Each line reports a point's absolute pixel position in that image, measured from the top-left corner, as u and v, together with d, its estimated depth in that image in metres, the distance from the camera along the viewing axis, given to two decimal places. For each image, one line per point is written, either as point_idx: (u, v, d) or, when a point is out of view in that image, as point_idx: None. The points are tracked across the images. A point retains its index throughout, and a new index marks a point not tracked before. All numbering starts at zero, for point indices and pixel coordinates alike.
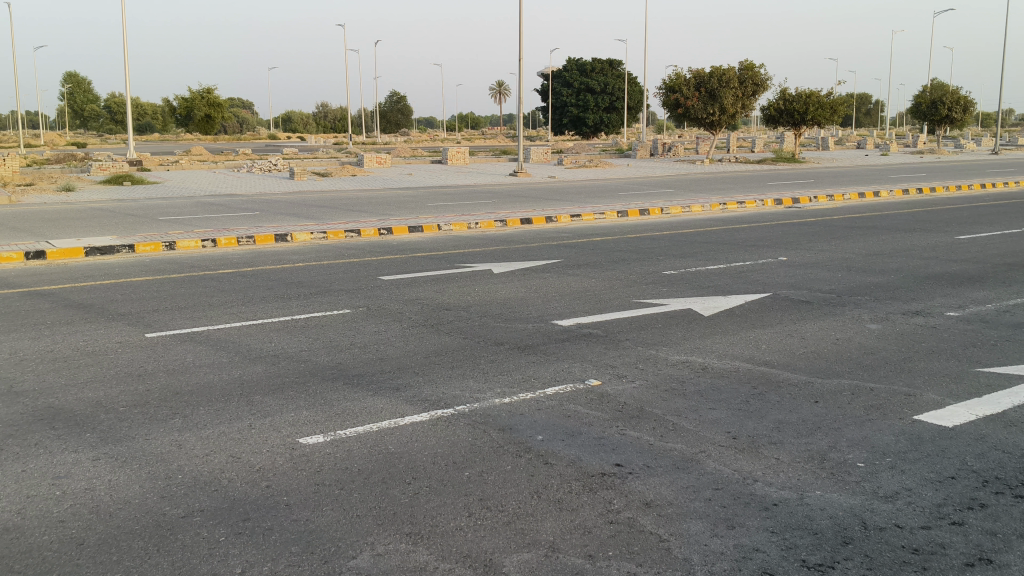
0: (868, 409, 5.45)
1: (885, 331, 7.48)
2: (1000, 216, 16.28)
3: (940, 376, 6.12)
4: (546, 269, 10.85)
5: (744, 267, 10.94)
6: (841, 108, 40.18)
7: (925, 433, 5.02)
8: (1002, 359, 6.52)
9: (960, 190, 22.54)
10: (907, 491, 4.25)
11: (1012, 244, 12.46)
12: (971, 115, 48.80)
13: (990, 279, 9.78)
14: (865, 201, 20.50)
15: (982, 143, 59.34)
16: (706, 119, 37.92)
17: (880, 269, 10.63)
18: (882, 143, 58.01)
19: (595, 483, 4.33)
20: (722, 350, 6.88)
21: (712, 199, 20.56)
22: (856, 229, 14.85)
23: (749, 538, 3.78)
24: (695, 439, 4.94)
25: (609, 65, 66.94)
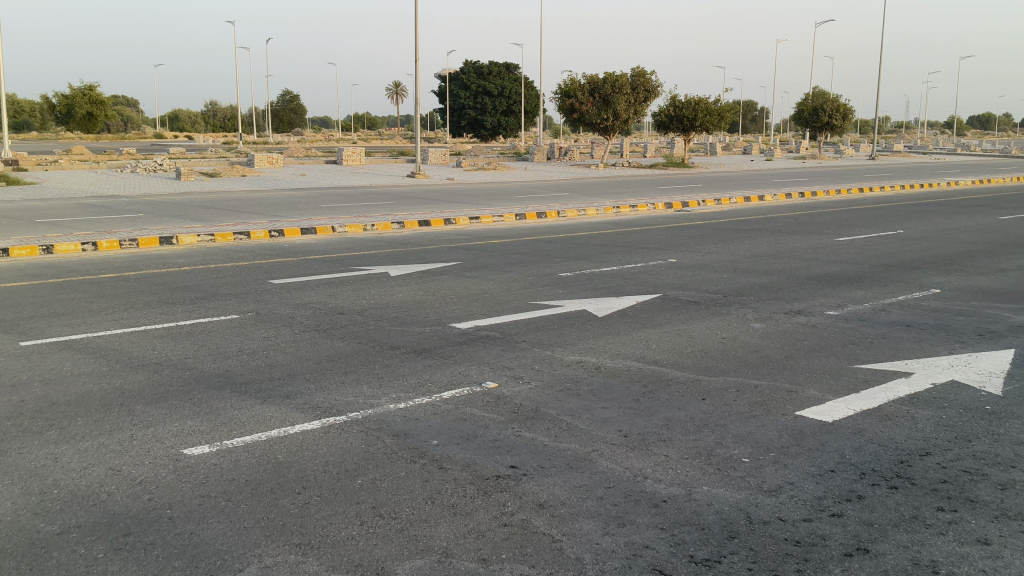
0: (753, 406, 5.61)
1: (769, 329, 7.74)
2: (875, 220, 17.06)
3: (820, 373, 6.36)
4: (442, 271, 10.81)
5: (636, 268, 11.14)
6: (728, 115, 41.51)
7: (807, 428, 5.21)
8: (878, 356, 6.83)
9: (839, 194, 23.59)
10: (790, 485, 4.39)
11: (886, 246, 13.09)
12: (849, 122, 51.12)
13: (866, 279, 10.25)
14: (752, 205, 21.19)
15: (859, 149, 62.31)
16: (601, 124, 38.51)
17: (765, 270, 11.00)
18: (767, 149, 60.18)
19: (489, 487, 4.32)
20: (615, 349, 6.98)
21: (606, 202, 20.92)
22: (742, 231, 15.35)
23: (639, 536, 3.83)
24: (588, 439, 4.99)
25: (505, 68, 67.44)
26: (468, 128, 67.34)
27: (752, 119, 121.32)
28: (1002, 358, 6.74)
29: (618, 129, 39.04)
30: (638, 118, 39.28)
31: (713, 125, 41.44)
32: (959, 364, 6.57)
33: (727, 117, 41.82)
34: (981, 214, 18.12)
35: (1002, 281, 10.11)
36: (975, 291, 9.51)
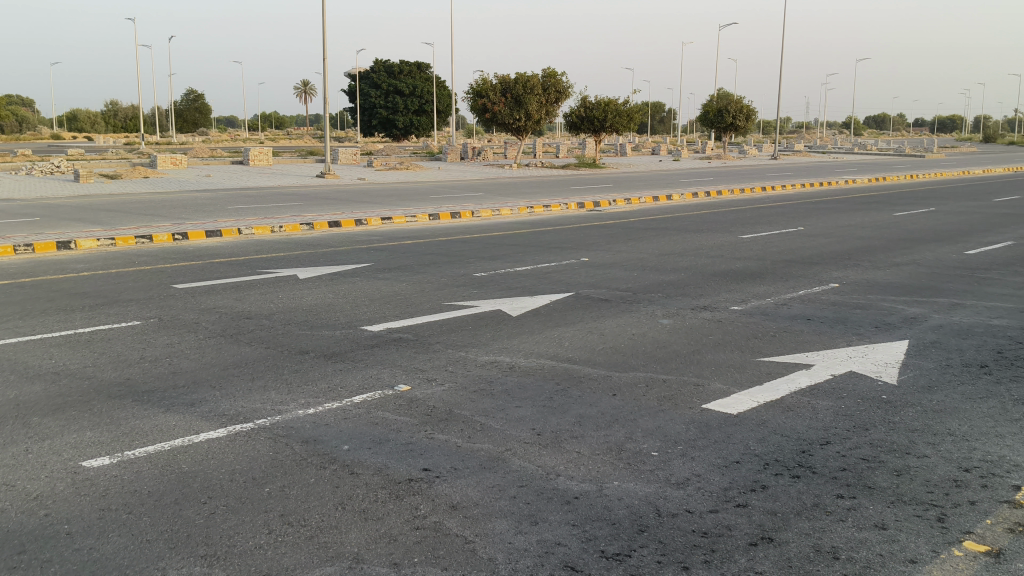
0: (662, 400, 5.71)
1: (677, 325, 7.90)
2: (778, 218, 17.57)
3: (726, 366, 6.52)
4: (353, 273, 10.68)
5: (548, 268, 11.22)
6: (637, 115, 42.20)
7: (713, 420, 5.33)
8: (780, 349, 7.03)
9: (744, 194, 24.24)
10: (697, 477, 4.48)
11: (788, 243, 13.52)
12: (753, 123, 52.57)
13: (769, 275, 10.56)
14: (661, 204, 21.56)
15: (763, 150, 64.12)
16: (513, 124, 38.67)
17: (673, 267, 11.22)
18: (675, 150, 61.40)
19: (401, 490, 4.29)
20: (528, 349, 7.01)
21: (519, 202, 21.02)
22: (652, 230, 15.62)
23: (551, 534, 3.86)
24: (501, 438, 5.00)
25: (416, 68, 67.11)
26: (380, 128, 66.77)
27: (660, 120, 123.55)
28: (896, 349, 7.03)
29: (530, 129, 39.26)
30: (549, 119, 39.60)
31: (623, 125, 42.06)
32: (856, 355, 6.82)
33: (636, 117, 42.50)
34: (877, 211, 18.83)
35: (896, 275, 10.53)
36: (871, 284, 9.88)
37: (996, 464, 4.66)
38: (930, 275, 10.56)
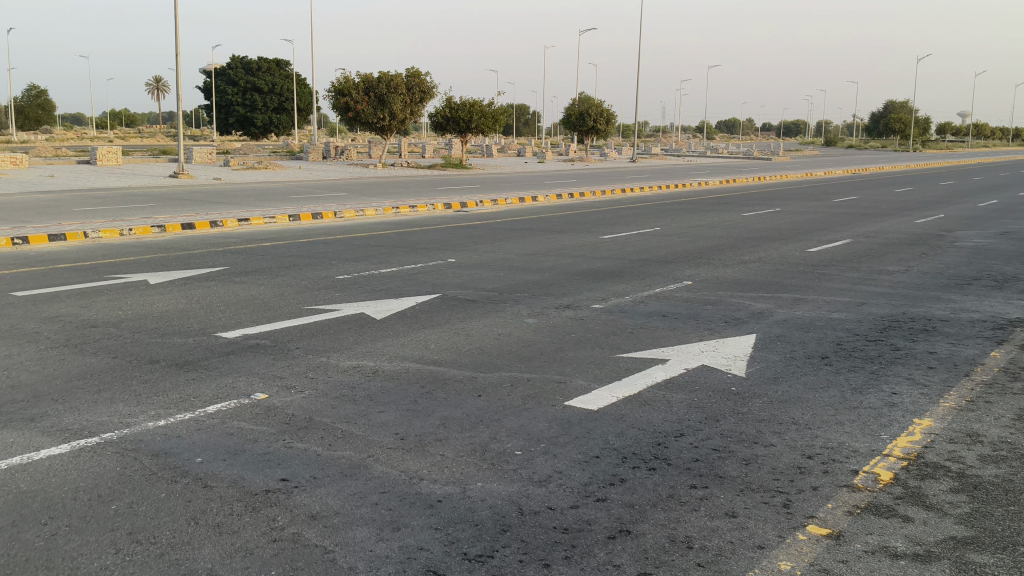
0: (525, 399, 5.78)
1: (541, 324, 8.01)
2: (636, 218, 18.08)
3: (588, 363, 6.65)
4: (209, 277, 10.30)
5: (413, 269, 11.16)
6: (501, 117, 42.57)
7: (575, 417, 5.43)
8: (638, 345, 7.24)
9: (605, 195, 24.84)
10: (558, 474, 4.55)
11: (647, 242, 13.93)
12: (613, 126, 53.95)
13: (629, 274, 10.84)
14: (525, 205, 21.83)
15: (624, 152, 65.90)
16: (377, 124, 38.29)
17: (537, 267, 11.38)
18: (540, 151, 62.32)
19: (258, 502, 4.16)
20: (391, 352, 6.95)
21: (383, 203, 20.81)
22: (516, 231, 15.78)
23: (413, 538, 3.83)
24: (363, 444, 4.93)
25: (276, 65, 65.52)
26: (238, 127, 64.74)
27: (525, 121, 125.04)
28: (746, 342, 7.36)
29: (394, 129, 38.99)
30: (414, 119, 39.44)
31: (488, 127, 42.33)
32: (709, 349, 7.10)
33: (500, 119, 42.89)
34: (728, 212, 19.64)
35: (746, 272, 11.03)
36: (723, 281, 10.31)
37: (836, 450, 4.94)
38: (776, 272, 11.11)
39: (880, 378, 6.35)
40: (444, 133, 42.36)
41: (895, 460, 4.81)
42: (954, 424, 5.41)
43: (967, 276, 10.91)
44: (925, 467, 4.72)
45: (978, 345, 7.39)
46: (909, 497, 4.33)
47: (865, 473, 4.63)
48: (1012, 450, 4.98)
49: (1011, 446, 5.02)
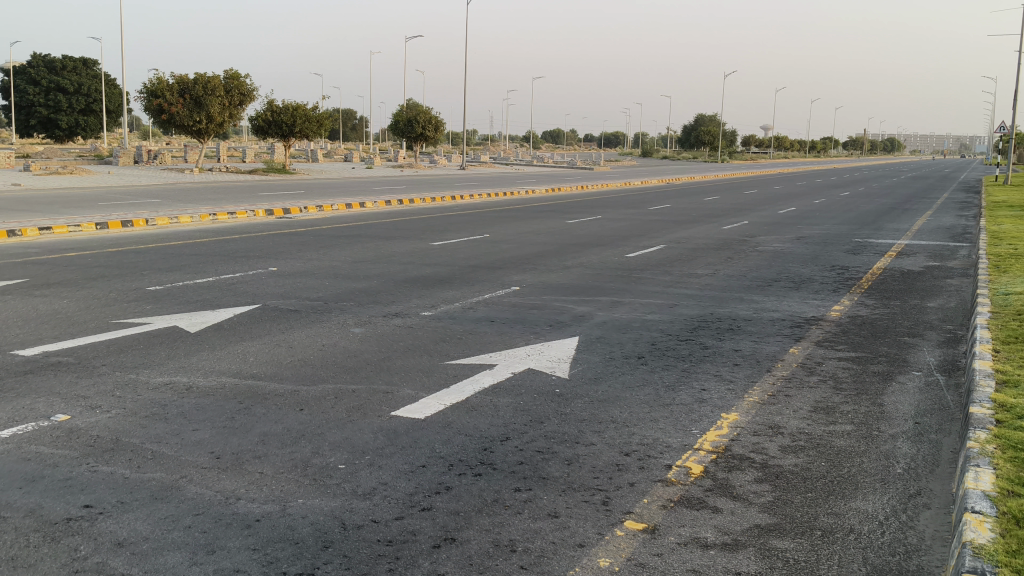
0: (350, 410, 5.68)
1: (367, 333, 7.91)
2: (464, 225, 18.24)
3: (414, 372, 6.62)
4: (5, 291, 9.51)
5: (233, 279, 10.77)
6: (326, 122, 41.91)
7: (401, 426, 5.39)
8: (465, 351, 7.28)
9: (433, 202, 24.91)
10: (383, 485, 4.50)
11: (475, 249, 14.06)
12: (440, 133, 54.19)
13: (456, 280, 10.91)
14: (352, 211, 21.55)
15: (453, 160, 66.32)
16: (194, 126, 36.72)
17: (363, 275, 11.25)
18: (368, 157, 61.75)
19: (57, 532, 3.87)
20: (209, 366, 6.66)
21: (201, 210, 20.00)
22: (342, 238, 15.53)
23: (231, 561, 3.68)
24: (175, 465, 4.69)
25: (83, 64, 61.67)
26: (40, 129, 60.35)
27: (351, 127, 123.57)
28: (569, 345, 7.56)
29: (212, 132, 37.56)
30: (233, 122, 38.15)
31: (312, 132, 41.53)
32: (534, 353, 7.24)
33: (324, 124, 42.17)
34: (553, 218, 20.16)
35: (570, 277, 11.34)
36: (548, 286, 10.55)
37: (651, 447, 5.14)
38: (598, 276, 11.49)
39: (691, 376, 6.69)
40: (265, 136, 41.16)
41: (706, 454, 5.06)
42: (757, 417, 5.77)
43: (768, 279, 11.69)
44: (733, 459, 5.00)
45: (780, 342, 7.93)
46: (718, 489, 4.58)
47: (678, 467, 4.85)
48: (809, 440, 5.36)
49: (808, 436, 5.41)
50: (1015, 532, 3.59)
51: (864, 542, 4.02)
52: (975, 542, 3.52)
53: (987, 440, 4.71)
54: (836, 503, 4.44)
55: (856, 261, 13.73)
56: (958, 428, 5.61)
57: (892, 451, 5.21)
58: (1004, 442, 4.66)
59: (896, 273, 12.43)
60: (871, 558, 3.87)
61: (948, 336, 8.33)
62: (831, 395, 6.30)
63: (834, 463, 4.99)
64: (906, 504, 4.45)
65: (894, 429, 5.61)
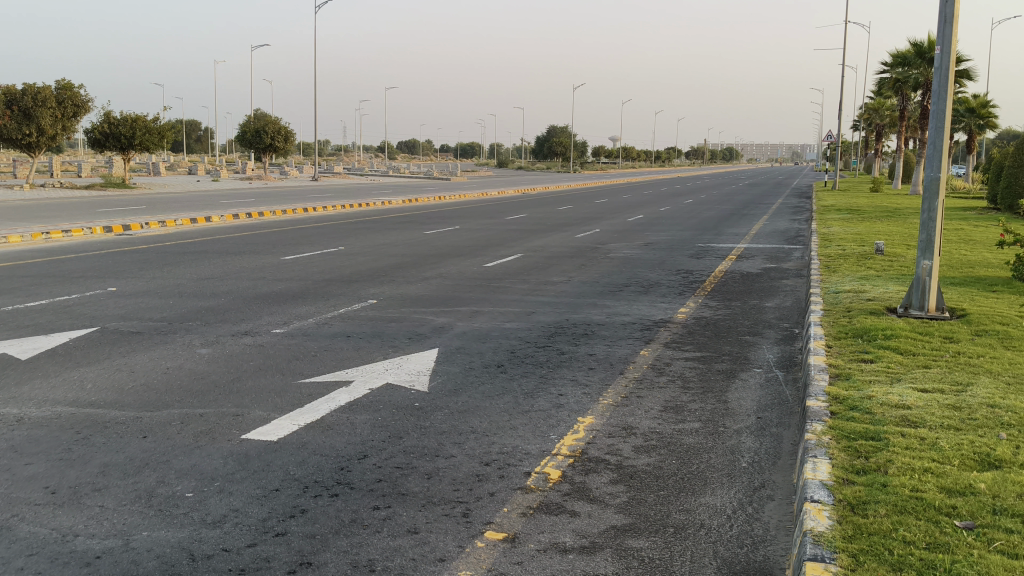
0: (198, 436, 5.45)
1: (215, 353, 7.62)
2: (318, 238, 17.88)
3: (266, 392, 6.42)
4: None
5: (68, 301, 10.15)
6: (170, 133, 40.30)
7: (252, 450, 5.22)
8: (319, 368, 7.13)
9: (283, 214, 24.33)
10: (234, 512, 4.34)
11: (329, 262, 13.82)
12: (291, 143, 53.07)
13: (309, 295, 10.67)
14: (199, 226, 20.79)
15: (305, 171, 65.08)
16: (23, 140, 34.47)
17: (211, 292, 10.84)
18: (214, 169, 59.71)
19: None
20: (42, 396, 6.24)
21: (32, 228, 18.78)
22: (189, 254, 14.94)
23: None
24: (4, 504, 4.37)
25: None
26: None
27: (196, 139, 119.22)
28: (427, 357, 7.52)
29: (44, 146, 35.38)
30: (67, 135, 36.07)
31: (153, 144, 39.81)
32: (392, 367, 7.16)
33: (166, 135, 40.46)
34: (409, 229, 20.08)
35: (426, 288, 11.31)
36: (404, 298, 10.48)
37: (511, 455, 5.18)
38: (454, 286, 11.51)
39: (548, 382, 6.78)
40: (102, 149, 39.06)
41: (564, 458, 5.14)
42: (612, 419, 5.91)
43: (620, 284, 12.03)
44: (589, 462, 5.10)
45: (632, 345, 8.16)
46: (576, 492, 4.65)
47: (536, 474, 4.90)
48: (660, 438, 5.54)
49: (659, 435, 5.59)
50: (850, 518, 3.82)
51: (714, 536, 4.18)
52: (815, 530, 3.71)
53: (823, 431, 4.99)
54: (687, 500, 4.60)
55: (701, 264, 14.33)
56: (797, 421, 5.93)
57: (738, 445, 5.45)
58: (838, 433, 4.95)
59: (737, 275, 13.06)
60: (721, 551, 4.02)
61: (786, 334, 8.81)
62: (680, 395, 6.53)
63: (685, 460, 5.17)
64: (752, 497, 4.66)
65: (739, 424, 5.86)
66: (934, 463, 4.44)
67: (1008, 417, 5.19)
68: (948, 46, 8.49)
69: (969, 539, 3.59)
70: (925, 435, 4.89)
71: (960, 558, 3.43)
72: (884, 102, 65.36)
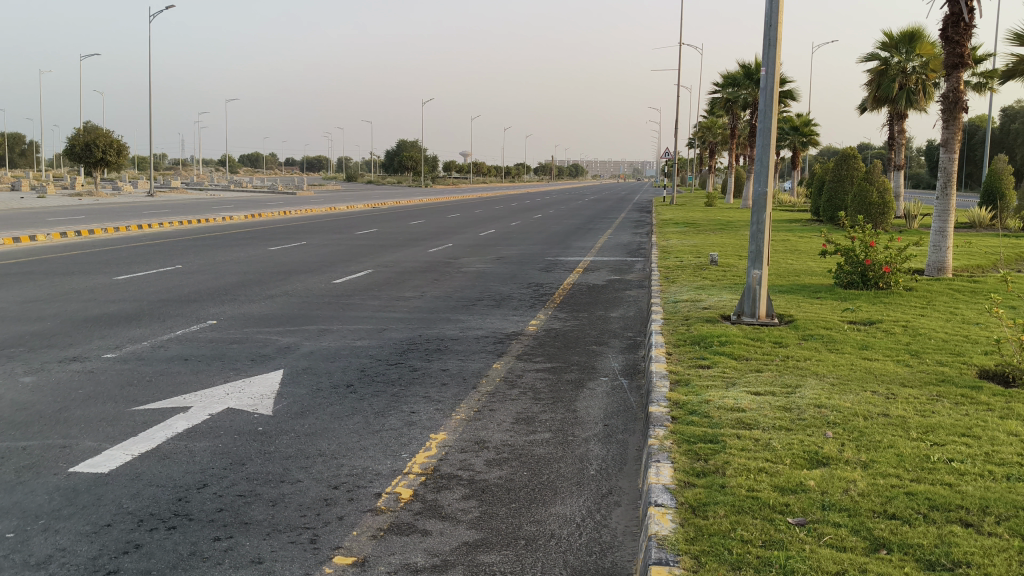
0: (20, 471, 5.05)
1: (40, 382, 7.10)
2: (155, 256, 17.05)
3: (97, 421, 6.03)
4: None
5: None
6: None
7: (81, 484, 4.88)
8: (156, 394, 6.76)
9: (116, 231, 23.11)
10: (61, 552, 4.04)
11: (168, 282, 13.20)
12: (125, 158, 50.54)
13: (145, 317, 10.15)
14: (22, 245, 19.45)
15: (140, 185, 62.05)
16: None
17: (36, 316, 10.12)
18: (38, 184, 55.98)
19: None
20: None
21: None
22: (11, 275, 13.93)
23: None
24: None
25: None
26: None
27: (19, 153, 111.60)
28: (272, 379, 7.27)
29: None
30: None
31: None
32: (234, 391, 6.88)
33: None
34: (253, 246, 19.49)
35: (272, 307, 10.99)
36: (248, 318, 10.13)
37: (360, 476, 5.06)
38: (301, 304, 11.23)
39: (399, 400, 6.69)
40: None
41: (415, 477, 5.07)
42: (463, 434, 5.89)
43: (471, 298, 12.08)
44: (440, 479, 5.05)
45: (483, 358, 8.19)
46: (427, 510, 4.60)
47: (387, 494, 4.81)
48: (512, 451, 5.57)
49: (510, 448, 5.61)
50: (691, 520, 3.94)
51: (564, 545, 4.22)
52: (659, 534, 3.81)
53: (665, 436, 5.14)
54: (538, 511, 4.63)
55: (549, 277, 14.58)
56: (641, 427, 6.10)
57: (586, 454, 5.54)
58: (680, 437, 5.12)
59: (584, 287, 13.36)
60: (571, 560, 4.06)
61: (630, 342, 9.06)
62: (531, 406, 6.59)
63: (535, 471, 5.20)
64: (600, 504, 4.74)
65: (587, 432, 5.97)
66: (767, 463, 4.65)
67: (833, 415, 5.52)
68: (772, 67, 9.00)
69: (801, 535, 3.77)
70: (759, 436, 5.12)
71: (794, 554, 3.59)
72: (716, 120, 68.87)
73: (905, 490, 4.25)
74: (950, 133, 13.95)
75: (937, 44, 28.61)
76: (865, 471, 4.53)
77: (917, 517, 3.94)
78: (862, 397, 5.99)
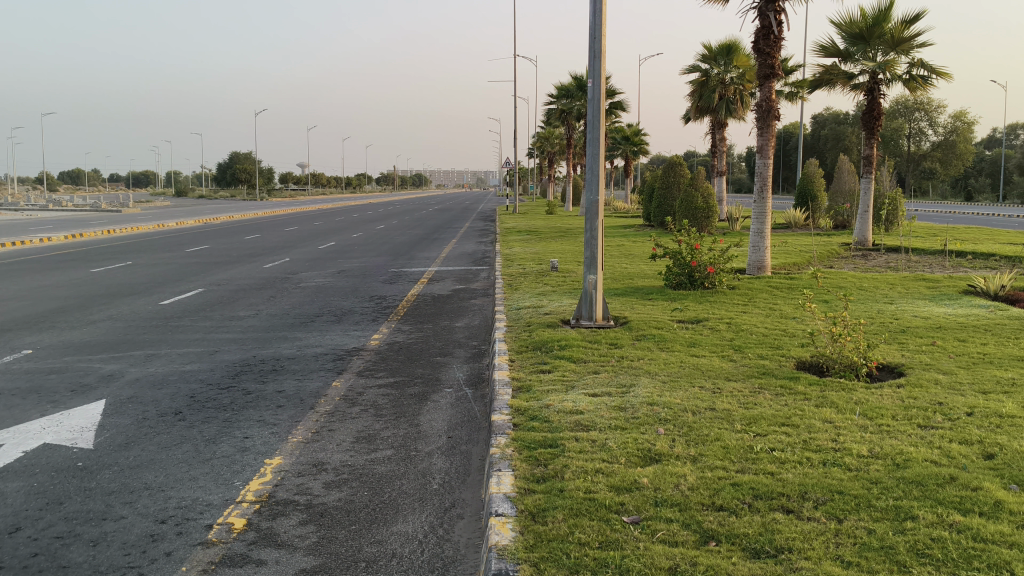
0: None
1: None
2: None
3: None
4: None
5: None
6: None
7: None
8: None
9: None
10: None
11: None
12: None
13: None
14: None
15: None
16: None
17: None
18: None
19: None
20: None
21: None
22: None
23: None
24: None
25: None
26: None
27: None
28: (94, 411, 6.83)
29: None
30: None
31: None
32: (51, 425, 6.41)
33: None
34: (74, 268, 18.34)
35: (95, 332, 10.36)
36: (68, 346, 9.50)
37: (189, 508, 4.82)
38: (127, 328, 10.64)
39: (232, 426, 6.42)
40: None
41: (249, 505, 4.88)
42: (300, 457, 5.72)
43: (310, 314, 11.81)
44: (276, 505, 4.88)
45: (321, 377, 8.00)
46: (262, 539, 4.43)
47: (219, 525, 4.60)
48: (352, 471, 5.45)
49: (350, 468, 5.50)
50: (531, 528, 3.96)
51: (405, 564, 4.16)
52: (499, 545, 3.81)
53: (506, 444, 5.17)
54: (378, 530, 4.55)
55: (391, 290, 14.43)
56: (484, 437, 6.11)
57: (428, 468, 5.50)
58: (520, 443, 5.16)
59: (428, 298, 13.30)
60: None
61: (472, 352, 9.08)
62: (372, 423, 6.48)
63: (376, 490, 5.12)
64: (442, 518, 4.71)
65: (430, 446, 5.93)
66: (604, 464, 4.76)
67: (664, 412, 5.71)
68: (598, 79, 9.27)
69: (635, 533, 3.87)
70: (595, 437, 5.22)
71: (629, 553, 3.67)
72: (554, 131, 70.37)
73: (731, 481, 4.44)
74: (764, 139, 14.78)
75: (752, 56, 30.22)
76: (695, 465, 4.70)
77: (743, 507, 4.12)
78: (692, 393, 6.23)
